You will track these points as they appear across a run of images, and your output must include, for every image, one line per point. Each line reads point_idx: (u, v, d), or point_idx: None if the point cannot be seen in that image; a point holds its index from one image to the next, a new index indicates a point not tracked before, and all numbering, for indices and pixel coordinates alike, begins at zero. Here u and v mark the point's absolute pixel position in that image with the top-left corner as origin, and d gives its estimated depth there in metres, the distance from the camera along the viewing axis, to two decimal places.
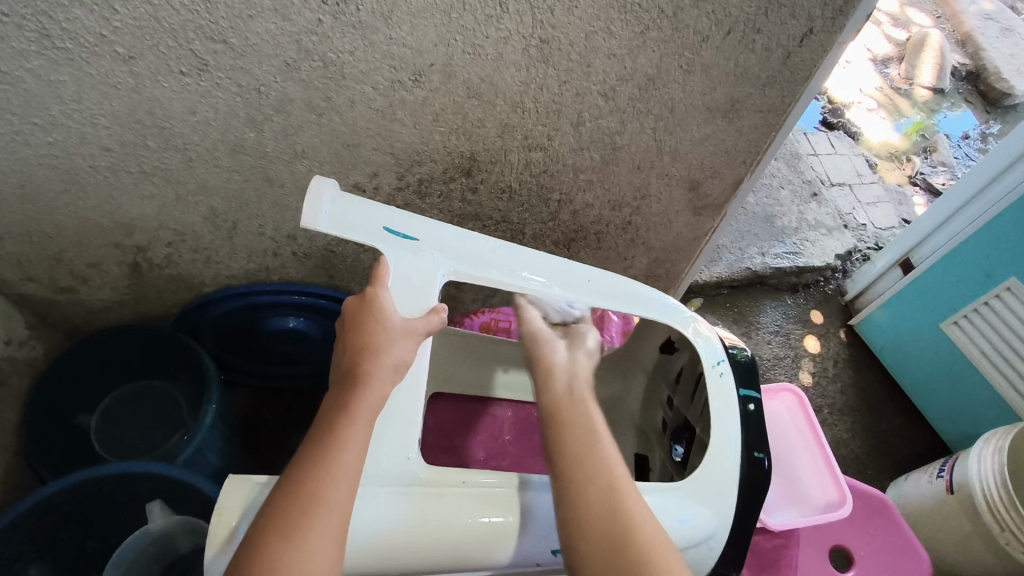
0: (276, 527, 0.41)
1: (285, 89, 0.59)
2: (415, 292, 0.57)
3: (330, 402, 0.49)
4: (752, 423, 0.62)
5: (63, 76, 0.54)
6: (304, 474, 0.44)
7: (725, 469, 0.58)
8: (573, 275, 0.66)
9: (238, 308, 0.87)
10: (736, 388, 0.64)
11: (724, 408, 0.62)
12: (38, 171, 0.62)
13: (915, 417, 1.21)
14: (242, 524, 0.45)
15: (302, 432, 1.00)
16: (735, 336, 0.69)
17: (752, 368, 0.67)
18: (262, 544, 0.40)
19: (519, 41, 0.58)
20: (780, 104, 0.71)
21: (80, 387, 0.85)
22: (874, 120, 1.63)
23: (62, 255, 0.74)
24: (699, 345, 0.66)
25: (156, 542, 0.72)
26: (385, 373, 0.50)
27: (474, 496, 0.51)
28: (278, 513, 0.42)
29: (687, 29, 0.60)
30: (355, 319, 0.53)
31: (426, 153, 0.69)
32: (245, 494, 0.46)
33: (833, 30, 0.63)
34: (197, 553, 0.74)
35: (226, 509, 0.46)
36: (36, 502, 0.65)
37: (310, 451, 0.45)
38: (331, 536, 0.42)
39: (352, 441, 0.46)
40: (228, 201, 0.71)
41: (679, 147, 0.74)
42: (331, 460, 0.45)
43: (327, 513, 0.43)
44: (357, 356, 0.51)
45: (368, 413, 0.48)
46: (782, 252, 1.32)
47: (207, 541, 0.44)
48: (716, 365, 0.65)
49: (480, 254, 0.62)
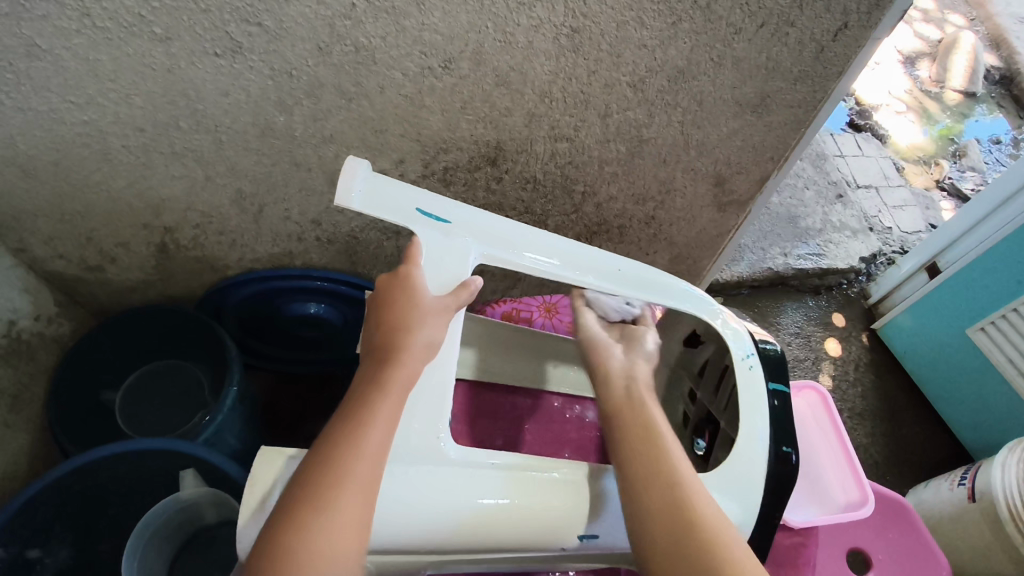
0: (306, 501, 0.42)
1: (316, 73, 0.59)
2: (447, 275, 0.57)
3: (362, 378, 0.49)
4: (779, 419, 0.62)
5: (101, 55, 0.55)
6: (334, 448, 0.44)
7: (753, 465, 0.58)
8: (605, 264, 0.66)
9: (261, 291, 0.89)
10: (766, 380, 0.64)
11: (752, 401, 0.62)
12: (73, 150, 0.64)
13: (937, 425, 1.19)
14: (274, 492, 0.47)
15: (320, 416, 1.01)
16: (764, 331, 0.69)
17: (781, 363, 0.67)
18: (293, 517, 0.41)
19: (550, 29, 0.58)
20: (811, 100, 0.70)
21: (105, 364, 0.87)
22: (902, 122, 1.60)
23: (92, 233, 0.76)
24: (728, 337, 0.66)
25: (183, 511, 0.73)
26: (416, 352, 0.51)
27: (500, 479, 0.52)
28: (308, 486, 0.42)
29: (720, 21, 0.59)
30: (388, 295, 0.53)
31: (453, 141, 0.69)
32: (277, 466, 0.47)
33: (868, 25, 0.62)
34: (220, 526, 0.76)
35: (258, 480, 0.47)
36: (70, 470, 0.66)
37: (340, 425, 0.46)
38: (358, 511, 0.43)
39: (382, 418, 0.46)
40: (256, 183, 0.72)
41: (706, 141, 0.74)
42: (362, 435, 0.45)
43: (355, 488, 0.43)
44: (389, 333, 0.51)
45: (400, 391, 0.48)
46: (805, 253, 1.30)
47: (241, 510, 0.46)
48: (745, 358, 0.65)
49: (512, 240, 0.62)
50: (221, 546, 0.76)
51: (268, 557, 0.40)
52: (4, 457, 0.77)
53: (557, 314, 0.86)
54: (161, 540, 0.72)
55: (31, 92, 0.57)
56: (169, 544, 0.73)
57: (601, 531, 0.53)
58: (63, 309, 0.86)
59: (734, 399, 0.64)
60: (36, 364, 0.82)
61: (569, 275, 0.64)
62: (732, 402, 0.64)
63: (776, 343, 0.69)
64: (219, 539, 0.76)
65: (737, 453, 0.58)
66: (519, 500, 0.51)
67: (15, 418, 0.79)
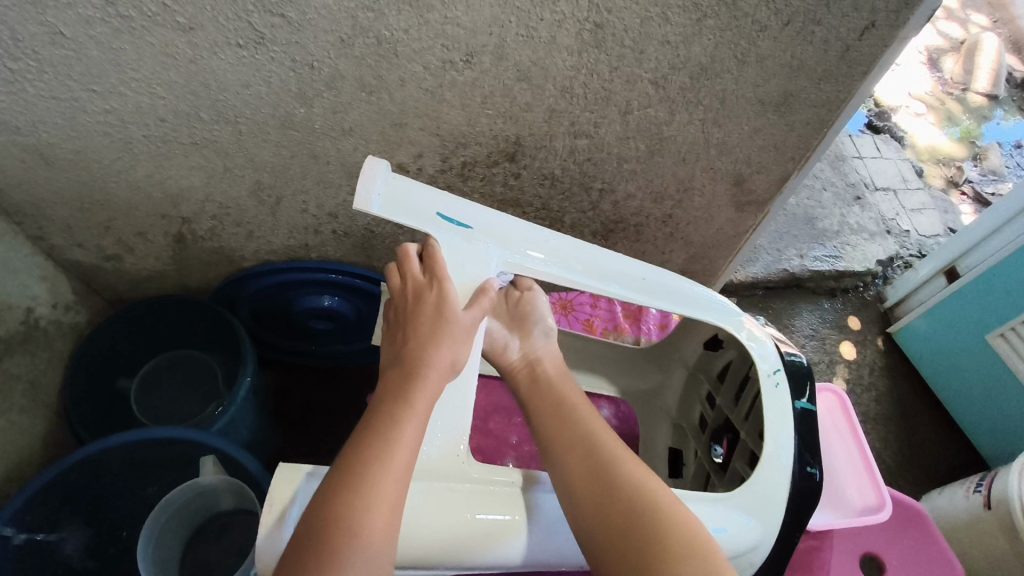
0: (336, 516, 0.41)
1: (338, 65, 0.59)
2: (469, 282, 0.58)
3: (386, 392, 0.50)
4: (805, 436, 0.60)
5: (124, 44, 0.55)
6: (361, 464, 0.44)
7: (774, 481, 0.57)
8: (628, 272, 0.66)
9: (276, 284, 0.89)
10: (792, 399, 0.62)
11: (777, 418, 0.60)
12: (94, 138, 0.64)
13: (953, 431, 1.17)
14: (293, 507, 0.46)
15: (332, 408, 1.02)
16: (791, 343, 0.68)
17: (808, 376, 0.65)
18: (325, 534, 0.41)
19: (573, 24, 0.57)
20: (834, 100, 0.69)
21: (120, 351, 0.87)
22: (922, 124, 1.59)
23: (111, 222, 0.76)
24: (752, 348, 0.65)
25: (201, 495, 0.72)
26: (441, 371, 0.51)
27: (520, 496, 0.52)
28: (337, 501, 0.42)
29: (745, 18, 0.58)
30: (416, 309, 0.54)
31: (472, 135, 0.69)
32: (298, 481, 0.47)
33: (896, 24, 0.61)
34: (237, 511, 0.75)
35: (277, 494, 0.46)
36: (89, 455, 0.66)
37: (368, 440, 0.46)
38: (387, 529, 0.42)
39: (408, 434, 0.47)
40: (274, 175, 0.72)
41: (727, 140, 0.73)
42: (390, 453, 0.45)
43: (384, 504, 0.43)
44: (415, 348, 0.52)
45: (425, 406, 0.49)
46: (821, 255, 1.29)
47: (259, 526, 0.45)
48: (772, 373, 0.63)
49: (535, 245, 0.63)
50: (237, 532, 0.75)
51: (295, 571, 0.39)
52: (21, 443, 0.78)
53: (572, 311, 0.90)
54: (178, 523, 0.72)
55: (54, 80, 0.57)
56: (185, 528, 0.73)
57: None
58: (80, 297, 0.86)
59: (758, 412, 0.63)
60: (53, 352, 0.82)
61: (593, 285, 0.64)
62: (755, 415, 0.64)
63: (802, 355, 0.67)
64: (234, 525, 0.75)
65: (761, 468, 0.58)
66: (537, 519, 0.51)
67: (33, 405, 0.79)
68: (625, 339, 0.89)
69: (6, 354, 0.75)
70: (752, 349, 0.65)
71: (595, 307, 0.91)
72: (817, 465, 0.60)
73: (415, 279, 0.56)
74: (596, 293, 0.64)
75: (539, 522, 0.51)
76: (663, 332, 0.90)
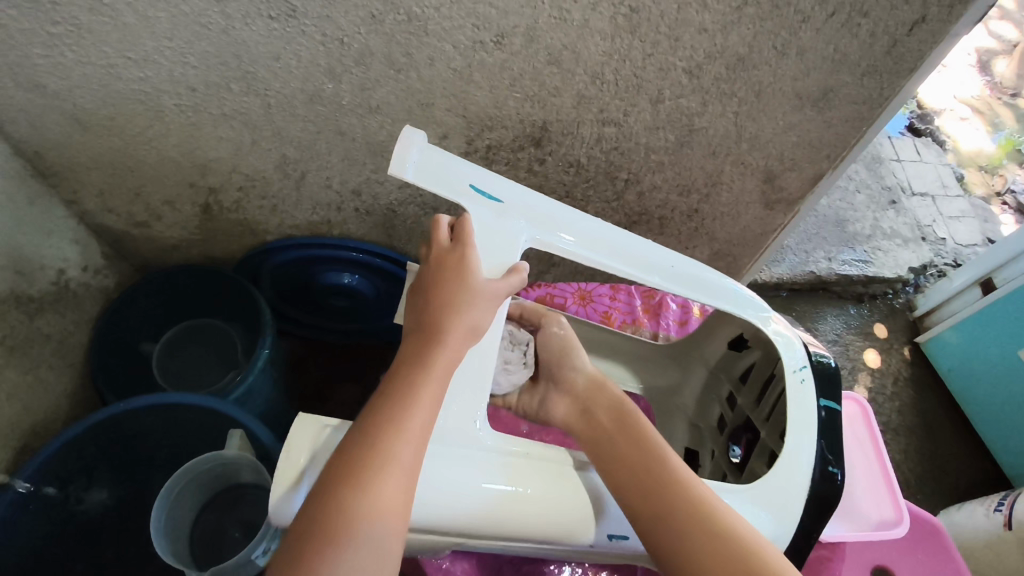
0: (349, 480, 0.42)
1: (367, 41, 0.59)
2: (500, 259, 0.57)
3: (405, 358, 0.49)
4: (829, 436, 0.59)
5: (159, 12, 0.55)
6: (377, 429, 0.44)
7: (792, 480, 0.56)
8: (658, 260, 0.64)
9: (300, 259, 0.90)
10: (817, 399, 0.60)
11: (801, 417, 0.59)
12: (128, 105, 0.65)
13: (976, 448, 1.14)
14: (311, 464, 0.46)
15: (347, 385, 1.03)
16: (819, 344, 0.66)
17: (836, 379, 0.63)
18: (336, 489, 0.41)
19: (607, 8, 0.56)
20: (876, 97, 0.66)
21: (146, 316, 0.89)
22: (967, 129, 1.53)
23: (140, 190, 0.78)
24: (779, 345, 0.64)
25: (227, 466, 0.72)
26: (459, 335, 0.51)
27: (530, 470, 0.51)
28: (351, 464, 0.42)
29: (788, 8, 0.56)
30: (439, 275, 0.53)
31: (498, 118, 0.68)
32: (318, 434, 0.47)
33: (948, 19, 0.58)
34: (253, 486, 0.74)
35: (294, 446, 0.46)
36: (118, 411, 0.69)
37: (384, 404, 0.46)
38: (401, 493, 0.43)
39: (426, 401, 0.47)
40: (300, 150, 0.73)
41: (760, 135, 0.71)
42: (406, 418, 0.45)
43: (399, 472, 0.43)
44: (435, 314, 0.51)
45: (443, 375, 0.48)
46: (850, 259, 1.26)
47: (277, 477, 0.45)
48: (797, 371, 0.62)
49: (566, 228, 0.62)
50: (249, 505, 0.75)
51: (311, 525, 0.40)
52: (49, 399, 0.80)
53: (590, 302, 0.88)
54: (195, 488, 0.72)
55: (90, 45, 0.58)
56: (201, 493, 0.73)
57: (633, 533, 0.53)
58: (108, 262, 0.88)
59: (782, 412, 0.61)
60: (81, 314, 0.84)
61: (622, 269, 0.63)
62: (779, 412, 0.62)
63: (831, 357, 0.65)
64: (247, 497, 0.75)
65: (779, 463, 0.57)
66: (545, 492, 0.51)
67: (61, 364, 0.82)
68: (642, 333, 0.87)
69: (38, 313, 0.77)
70: (779, 347, 0.63)
71: (614, 300, 0.90)
72: (840, 467, 0.58)
73: (439, 247, 0.55)
74: (627, 280, 0.63)
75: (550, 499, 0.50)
76: (682, 330, 0.88)
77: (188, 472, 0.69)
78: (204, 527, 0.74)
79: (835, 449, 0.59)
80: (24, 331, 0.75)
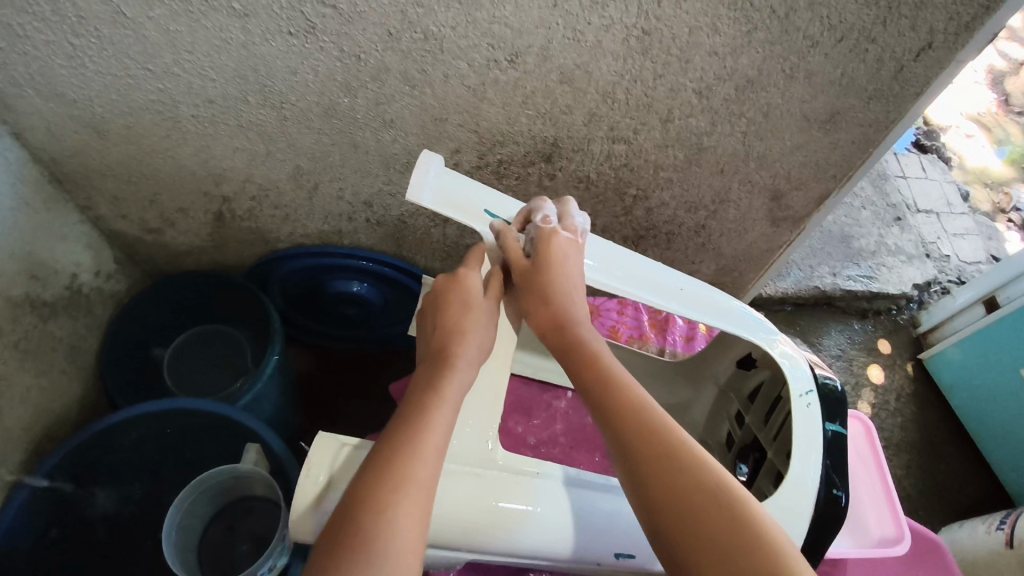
0: (368, 499, 0.42)
1: (384, 58, 0.60)
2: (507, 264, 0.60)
3: (419, 382, 0.52)
4: (834, 458, 0.59)
5: (180, 26, 0.57)
6: (395, 449, 0.45)
7: (799, 501, 0.56)
8: (666, 282, 0.66)
9: (310, 267, 0.91)
10: (822, 421, 0.61)
11: (806, 439, 0.60)
12: (146, 116, 0.66)
13: (977, 465, 1.15)
14: (330, 482, 0.47)
15: (353, 393, 1.04)
16: (825, 365, 0.67)
17: (841, 401, 0.64)
18: (355, 509, 0.42)
19: (620, 30, 0.57)
20: (883, 119, 0.67)
21: (158, 321, 0.90)
22: (973, 146, 1.54)
23: (155, 197, 0.79)
24: (785, 367, 0.64)
25: (237, 477, 0.71)
26: (469, 356, 0.53)
27: (544, 488, 0.52)
28: (370, 484, 0.43)
29: (797, 32, 0.57)
30: (446, 299, 0.56)
31: (510, 135, 0.69)
32: (336, 453, 0.48)
33: (954, 47, 0.59)
34: (264, 497, 0.74)
35: (314, 465, 0.48)
36: (130, 416, 0.70)
37: (400, 425, 0.47)
38: (419, 512, 0.43)
39: (440, 419, 0.48)
40: (313, 161, 0.74)
41: (767, 155, 0.72)
42: (421, 437, 0.46)
43: (417, 489, 0.44)
44: (446, 338, 0.54)
45: (455, 396, 0.50)
46: (854, 275, 1.27)
47: (297, 495, 0.46)
48: (804, 394, 0.62)
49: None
50: (258, 516, 0.75)
51: (331, 545, 0.40)
52: (60, 402, 0.81)
53: (599, 316, 0.91)
54: (203, 498, 0.71)
55: (112, 57, 0.59)
56: (211, 504, 0.73)
57: (640, 551, 0.52)
58: (120, 266, 0.90)
59: (787, 433, 0.62)
60: (93, 317, 0.85)
61: (619, 284, 0.63)
62: (785, 434, 0.63)
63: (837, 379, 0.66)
64: (256, 507, 0.75)
65: (785, 485, 0.57)
66: (557, 510, 0.51)
67: (73, 367, 0.83)
68: (650, 348, 0.89)
69: (51, 317, 0.78)
70: (786, 368, 0.64)
71: (621, 315, 0.91)
72: (844, 490, 0.58)
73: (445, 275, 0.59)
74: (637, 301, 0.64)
75: (565, 517, 0.51)
76: (688, 345, 0.91)
77: (198, 487, 0.69)
78: (214, 536, 0.74)
79: (840, 469, 0.59)
80: (38, 334, 0.76)
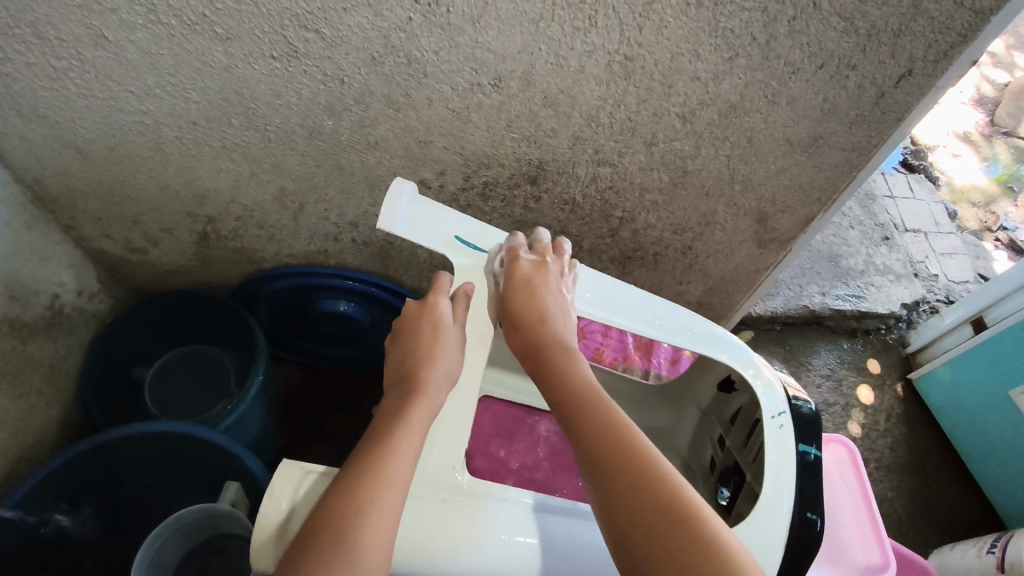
0: (331, 526, 0.41)
1: (367, 81, 0.60)
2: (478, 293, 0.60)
3: (389, 411, 0.52)
4: (808, 482, 0.59)
5: (163, 50, 0.56)
6: (360, 474, 0.45)
7: (775, 523, 0.56)
8: (641, 306, 0.65)
9: (298, 285, 0.89)
10: (795, 442, 0.61)
11: (780, 462, 0.59)
12: (128, 137, 0.66)
13: (968, 487, 1.14)
14: (292, 510, 0.46)
15: (339, 414, 1.03)
16: (799, 387, 0.66)
17: (815, 423, 0.63)
18: (317, 536, 0.41)
19: (602, 56, 0.57)
20: (866, 144, 0.67)
21: (139, 343, 0.89)
22: (959, 165, 1.55)
23: (139, 217, 0.78)
24: (760, 390, 0.64)
25: (212, 517, 0.70)
26: (438, 383, 0.53)
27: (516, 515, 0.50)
28: (332, 510, 0.42)
29: (778, 59, 0.58)
30: (416, 326, 0.57)
31: (495, 157, 0.69)
32: (302, 478, 0.48)
33: (934, 73, 0.59)
34: (241, 540, 0.72)
35: (278, 490, 0.47)
36: (100, 443, 0.68)
37: (367, 450, 0.47)
38: (383, 539, 0.42)
39: (407, 445, 0.48)
40: (298, 183, 0.73)
41: (753, 178, 0.72)
42: (388, 462, 0.46)
43: (383, 515, 0.43)
44: (416, 364, 0.55)
45: (423, 423, 0.50)
46: (842, 294, 1.27)
47: (259, 522, 0.46)
48: (776, 415, 0.62)
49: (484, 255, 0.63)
50: (231, 556, 0.73)
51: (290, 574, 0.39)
52: (40, 424, 0.80)
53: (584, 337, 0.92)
54: (178, 535, 0.69)
55: (94, 80, 0.59)
56: (185, 542, 0.71)
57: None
58: (104, 286, 0.89)
59: (761, 456, 0.61)
60: (75, 338, 0.84)
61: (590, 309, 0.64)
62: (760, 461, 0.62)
63: (812, 401, 0.65)
64: (230, 549, 0.73)
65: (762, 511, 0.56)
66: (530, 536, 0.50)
67: (54, 389, 0.82)
68: (634, 371, 0.89)
69: (31, 338, 0.77)
70: (758, 391, 0.64)
71: (606, 337, 0.92)
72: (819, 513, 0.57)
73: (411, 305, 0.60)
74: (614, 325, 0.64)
75: (538, 545, 0.49)
76: (674, 367, 0.90)
77: (175, 523, 0.67)
78: None
79: (817, 494, 0.58)
80: (17, 356, 0.75)
